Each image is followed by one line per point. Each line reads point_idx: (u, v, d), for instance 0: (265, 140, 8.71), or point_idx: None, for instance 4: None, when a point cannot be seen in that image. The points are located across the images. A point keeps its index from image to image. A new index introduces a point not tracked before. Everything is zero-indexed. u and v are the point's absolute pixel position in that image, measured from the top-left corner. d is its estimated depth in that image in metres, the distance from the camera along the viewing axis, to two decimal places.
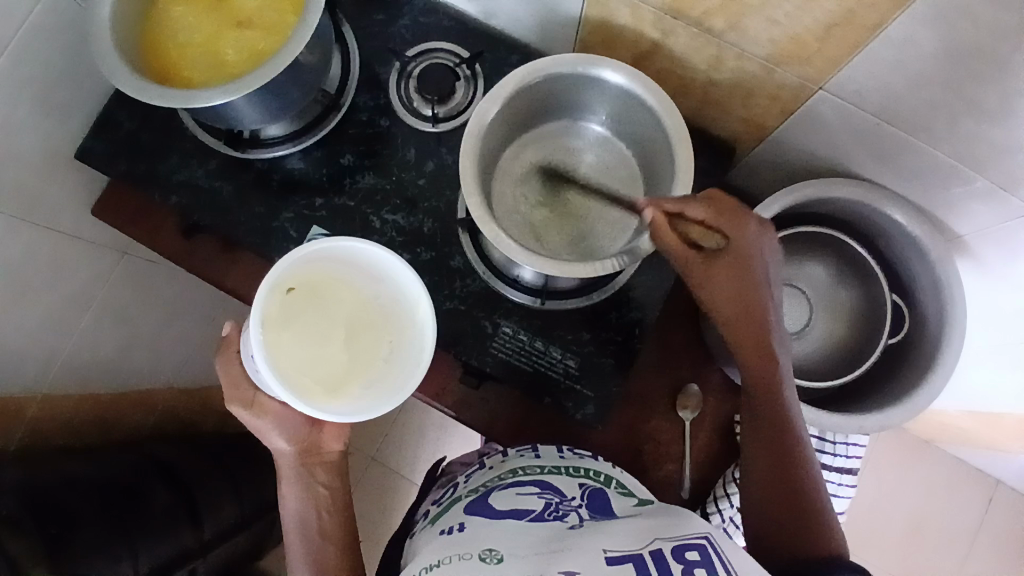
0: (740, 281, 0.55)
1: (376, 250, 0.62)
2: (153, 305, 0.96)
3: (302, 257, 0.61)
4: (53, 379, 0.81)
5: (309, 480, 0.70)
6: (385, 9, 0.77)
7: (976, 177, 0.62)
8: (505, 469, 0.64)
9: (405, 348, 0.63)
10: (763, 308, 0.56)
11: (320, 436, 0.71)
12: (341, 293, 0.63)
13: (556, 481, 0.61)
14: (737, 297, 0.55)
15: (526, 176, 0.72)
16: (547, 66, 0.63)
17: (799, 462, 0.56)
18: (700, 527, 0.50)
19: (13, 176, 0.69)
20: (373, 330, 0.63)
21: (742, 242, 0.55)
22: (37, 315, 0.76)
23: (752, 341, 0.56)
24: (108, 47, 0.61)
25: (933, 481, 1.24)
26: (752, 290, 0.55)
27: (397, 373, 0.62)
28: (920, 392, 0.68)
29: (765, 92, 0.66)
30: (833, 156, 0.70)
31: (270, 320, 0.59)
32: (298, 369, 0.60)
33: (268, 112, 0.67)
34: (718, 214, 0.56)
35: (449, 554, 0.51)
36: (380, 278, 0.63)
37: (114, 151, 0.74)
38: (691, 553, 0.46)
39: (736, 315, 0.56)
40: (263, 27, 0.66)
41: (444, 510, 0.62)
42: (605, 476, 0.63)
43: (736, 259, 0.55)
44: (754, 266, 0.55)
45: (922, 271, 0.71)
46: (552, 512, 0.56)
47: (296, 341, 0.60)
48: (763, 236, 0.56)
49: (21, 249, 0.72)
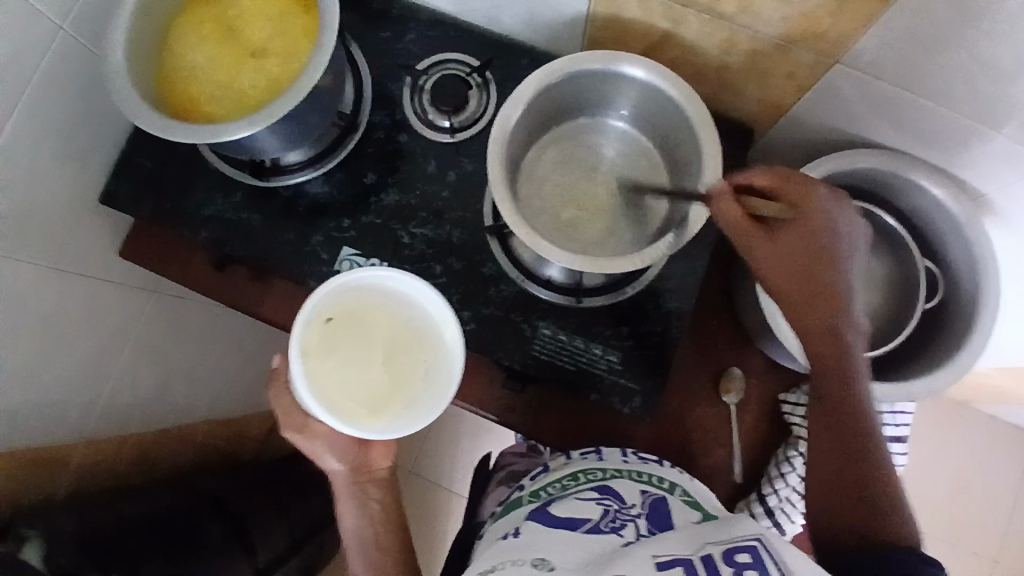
0: (806, 251, 0.53)
1: (403, 276, 0.62)
2: (185, 340, 0.96)
3: (337, 286, 0.62)
4: (92, 423, 0.82)
5: (364, 498, 0.71)
6: (391, 26, 0.78)
7: (995, 135, 0.62)
8: (568, 473, 0.65)
9: (440, 366, 0.63)
10: (829, 282, 0.53)
11: (369, 453, 0.71)
12: (376, 318, 0.63)
13: (619, 487, 0.61)
14: (802, 269, 0.54)
15: (549, 176, 0.73)
16: (566, 66, 0.63)
17: (867, 448, 0.53)
18: (751, 529, 0.49)
19: (41, 228, 0.69)
20: (409, 350, 0.63)
21: (811, 212, 0.53)
22: (72, 363, 0.77)
23: (816, 316, 0.54)
24: (127, 89, 0.61)
25: (973, 439, 1.24)
26: (815, 266, 0.53)
27: (433, 391, 0.62)
28: (962, 353, 0.68)
29: (782, 71, 0.66)
30: (853, 127, 0.71)
31: (309, 349, 0.60)
32: (338, 394, 0.60)
33: (290, 138, 0.68)
34: (782, 183, 0.55)
35: (503, 559, 0.51)
36: (410, 301, 0.64)
37: (137, 191, 0.75)
38: (741, 556, 0.45)
39: (806, 283, 0.54)
40: (279, 55, 0.66)
41: (508, 510, 0.63)
42: (669, 484, 0.62)
43: (805, 229, 0.53)
44: (823, 235, 0.53)
45: (951, 234, 0.72)
46: (609, 522, 0.54)
47: (337, 368, 0.61)
48: (841, 212, 0.54)
49: (54, 297, 0.72)
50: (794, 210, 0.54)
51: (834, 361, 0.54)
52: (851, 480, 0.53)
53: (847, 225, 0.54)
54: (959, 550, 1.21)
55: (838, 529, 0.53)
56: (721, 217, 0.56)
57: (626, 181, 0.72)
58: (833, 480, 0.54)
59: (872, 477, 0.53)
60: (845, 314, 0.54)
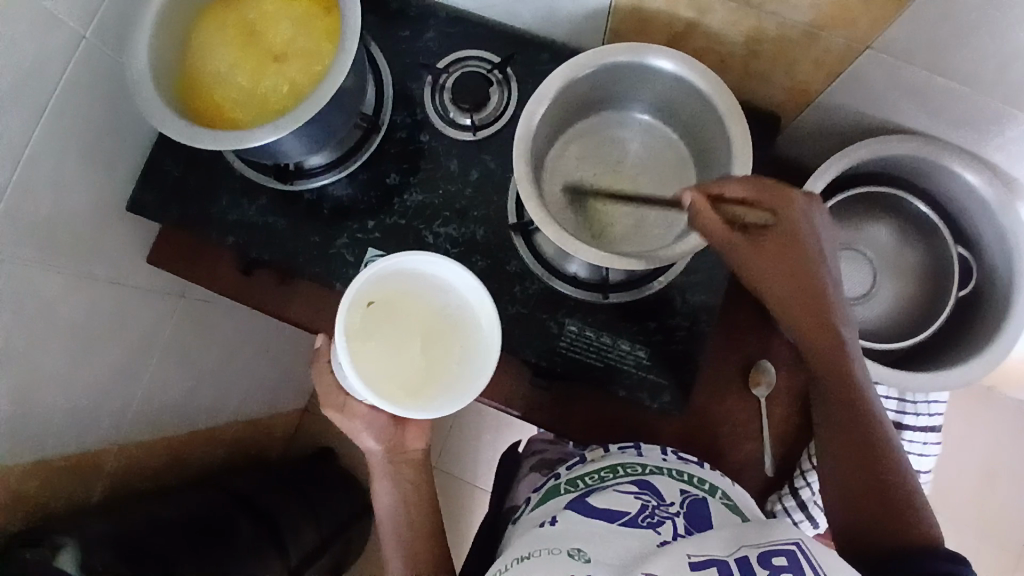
0: (791, 257, 0.54)
1: (438, 261, 0.62)
2: (212, 343, 0.97)
3: (376, 271, 0.62)
4: (124, 427, 0.83)
5: (399, 479, 0.71)
6: (410, 24, 0.77)
7: (1021, 117, 0.61)
8: (606, 466, 0.64)
9: (477, 350, 0.63)
10: (818, 284, 0.54)
11: (404, 435, 0.72)
12: (414, 304, 0.64)
13: (658, 483, 0.60)
14: (792, 275, 0.54)
15: (574, 172, 0.72)
16: (591, 60, 0.63)
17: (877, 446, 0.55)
18: (790, 534, 0.49)
19: (72, 237, 0.70)
20: (447, 335, 0.64)
21: (789, 218, 0.54)
22: (104, 368, 0.78)
23: (812, 319, 0.55)
24: (153, 97, 0.61)
25: (1004, 426, 1.22)
26: (803, 270, 0.54)
27: (471, 374, 0.62)
28: (998, 342, 0.66)
29: (810, 58, 0.65)
30: (883, 114, 0.69)
31: (353, 333, 0.61)
32: (380, 377, 0.61)
33: (314, 142, 0.68)
34: (759, 192, 0.54)
35: (539, 547, 0.52)
36: (445, 286, 0.64)
37: (164, 198, 0.75)
38: (777, 559, 0.46)
39: (798, 291, 0.54)
40: (300, 58, 0.66)
41: (545, 498, 0.62)
42: (710, 485, 0.61)
43: (786, 236, 0.54)
44: (803, 241, 0.54)
45: (984, 221, 0.70)
46: (646, 518, 0.53)
47: (379, 352, 0.61)
48: (812, 210, 0.55)
49: (85, 306, 0.73)
50: (774, 217, 0.54)
51: (835, 365, 0.56)
52: (868, 480, 0.54)
53: (821, 223, 0.55)
54: (989, 538, 1.20)
55: (869, 536, 0.53)
56: (709, 234, 0.55)
57: (652, 176, 0.72)
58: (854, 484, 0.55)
59: (885, 475, 0.54)
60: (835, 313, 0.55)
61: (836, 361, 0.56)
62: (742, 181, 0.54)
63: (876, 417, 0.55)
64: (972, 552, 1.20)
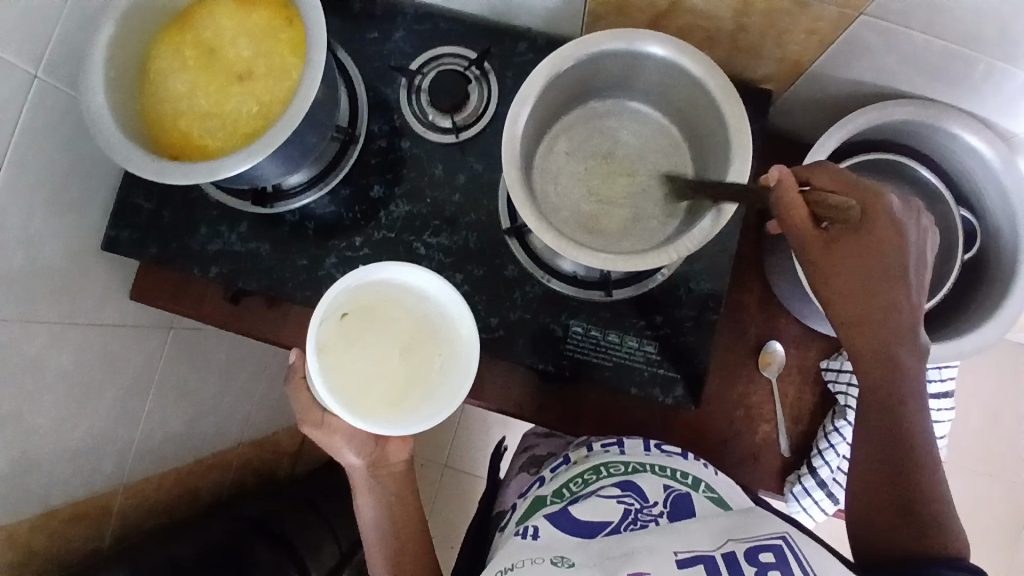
0: (862, 259, 0.53)
1: (418, 272, 0.61)
2: (210, 370, 0.94)
3: (354, 282, 0.61)
4: (130, 468, 0.81)
5: (384, 492, 0.69)
6: (378, 25, 0.74)
7: (1016, 72, 0.59)
8: (588, 466, 0.62)
9: (457, 360, 0.62)
10: (878, 293, 0.54)
11: (386, 447, 0.70)
12: (395, 311, 0.62)
13: (642, 482, 0.58)
14: (858, 277, 0.54)
15: (564, 168, 0.69)
16: (574, 52, 0.59)
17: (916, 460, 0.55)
18: (776, 527, 0.49)
19: (52, 286, 0.67)
20: (426, 344, 0.61)
21: (874, 219, 0.53)
22: (101, 413, 0.75)
23: (865, 328, 0.55)
24: (115, 134, 0.57)
25: (1011, 372, 1.22)
26: (869, 277, 0.54)
27: (451, 385, 0.61)
28: (1007, 305, 0.65)
29: (802, 27, 0.61)
30: (878, 79, 0.67)
31: (327, 345, 0.60)
32: (355, 389, 0.59)
33: (290, 162, 0.64)
34: (847, 187, 0.54)
35: (521, 557, 0.50)
36: (425, 296, 0.62)
37: (141, 234, 0.72)
38: (765, 555, 0.46)
39: (869, 289, 0.54)
40: (267, 75, 0.63)
41: (531, 510, 0.60)
42: (693, 479, 0.59)
43: (867, 235, 0.53)
44: (884, 246, 0.53)
45: (985, 179, 0.69)
46: (630, 524, 0.53)
47: (355, 362, 0.60)
48: (906, 215, 0.54)
49: (74, 354, 0.70)
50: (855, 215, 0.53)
51: (887, 375, 0.55)
52: (900, 487, 0.55)
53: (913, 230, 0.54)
54: (999, 484, 1.21)
55: (878, 538, 0.55)
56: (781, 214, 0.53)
57: (646, 164, 0.69)
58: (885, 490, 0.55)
59: (917, 486, 0.55)
60: (892, 327, 0.55)
61: (887, 373, 0.55)
62: (835, 173, 0.54)
63: (920, 433, 0.56)
64: (983, 496, 1.21)
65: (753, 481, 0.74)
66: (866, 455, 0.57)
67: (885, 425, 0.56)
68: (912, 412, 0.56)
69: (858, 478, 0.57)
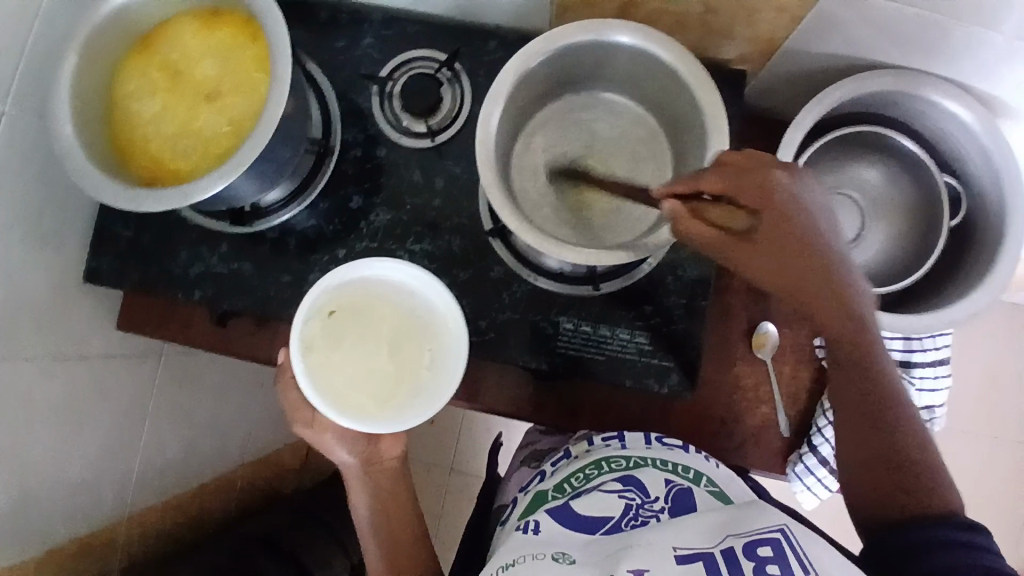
0: (785, 250, 0.48)
1: (402, 268, 0.61)
2: (206, 392, 0.94)
3: (340, 280, 0.61)
4: (132, 497, 0.81)
5: (377, 489, 0.70)
6: (345, 33, 0.73)
7: (991, 35, 0.58)
8: (590, 461, 0.61)
9: (445, 355, 0.62)
10: (821, 273, 0.49)
11: (379, 445, 0.69)
12: (381, 308, 0.62)
13: (643, 476, 0.58)
14: (791, 271, 0.48)
15: (542, 165, 0.69)
16: (543, 47, 0.59)
17: (891, 416, 0.54)
18: (773, 518, 0.49)
19: (36, 322, 0.66)
20: (414, 339, 0.62)
21: (773, 207, 0.47)
22: (98, 446, 0.75)
23: (825, 308, 0.50)
24: (84, 166, 0.56)
25: (1006, 330, 1.22)
26: (805, 264, 0.48)
27: (440, 381, 0.61)
28: (996, 270, 0.65)
29: (771, 5, 0.60)
30: (853, 52, 0.66)
31: (313, 344, 0.60)
32: (342, 388, 0.60)
33: (265, 180, 0.63)
34: (734, 182, 0.48)
35: (522, 553, 0.50)
36: (412, 291, 0.62)
37: (122, 263, 0.71)
38: (762, 549, 0.45)
39: (805, 283, 0.49)
40: (234, 94, 0.62)
41: (532, 506, 0.59)
42: (695, 473, 0.59)
43: (774, 226, 0.47)
44: (798, 227, 0.48)
45: (967, 144, 0.68)
46: (630, 521, 0.53)
47: (343, 361, 0.60)
48: (797, 185, 0.48)
49: (65, 388, 0.69)
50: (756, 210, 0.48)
51: (851, 343, 0.52)
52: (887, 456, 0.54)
53: (812, 200, 0.48)
54: (1002, 444, 1.22)
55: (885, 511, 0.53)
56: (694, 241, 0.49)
57: (625, 156, 0.69)
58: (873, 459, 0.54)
59: (899, 445, 0.54)
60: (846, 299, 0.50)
61: (855, 342, 0.52)
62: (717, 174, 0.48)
63: (889, 388, 0.54)
64: (987, 457, 1.21)
65: (752, 463, 0.74)
66: (843, 429, 0.56)
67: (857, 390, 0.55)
68: (882, 368, 0.54)
69: (845, 457, 0.56)
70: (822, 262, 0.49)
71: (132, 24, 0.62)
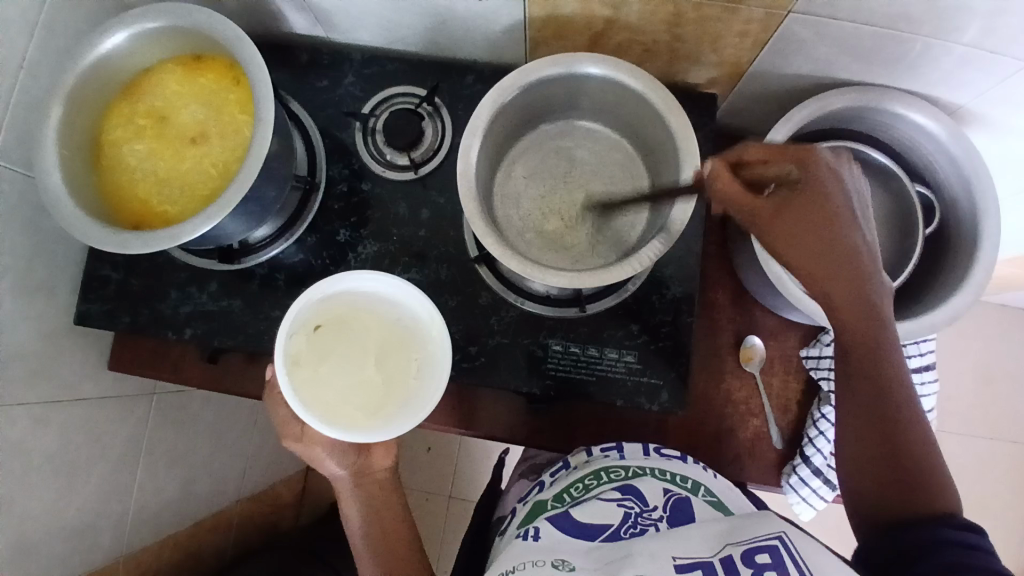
0: (816, 218, 0.50)
1: (384, 280, 0.63)
2: (200, 431, 0.94)
3: (322, 295, 0.63)
4: (126, 539, 0.80)
5: (368, 501, 0.70)
6: (327, 74, 0.75)
7: (948, 48, 0.60)
8: (589, 471, 0.62)
9: (431, 363, 0.63)
10: (841, 249, 0.51)
11: (370, 457, 0.71)
12: (365, 321, 0.64)
13: (641, 485, 0.59)
14: (814, 242, 0.51)
15: (525, 191, 0.70)
16: (517, 80, 0.61)
17: (899, 416, 0.54)
18: (773, 525, 0.49)
19: (27, 368, 0.66)
20: (400, 350, 0.64)
21: (818, 176, 0.50)
22: (93, 488, 0.74)
23: (841, 288, 0.52)
24: (73, 212, 0.57)
25: (992, 331, 1.23)
26: (827, 240, 0.51)
27: (428, 388, 0.62)
28: (972, 274, 0.67)
29: (734, 31, 0.63)
30: (818, 70, 0.68)
31: (299, 358, 0.61)
32: (328, 398, 0.60)
33: (252, 217, 0.65)
34: (778, 151, 0.52)
35: (521, 560, 0.50)
36: (394, 303, 0.64)
37: (112, 306, 0.72)
38: (761, 556, 0.45)
39: (819, 260, 0.52)
40: (219, 136, 0.63)
41: (530, 517, 0.59)
42: (693, 483, 0.60)
43: (813, 193, 0.50)
44: (833, 199, 0.50)
45: (936, 153, 0.70)
46: (629, 528, 0.53)
47: (329, 374, 0.61)
48: (841, 167, 0.52)
49: (58, 432, 0.69)
50: (802, 174, 0.51)
51: (861, 334, 0.53)
52: (898, 451, 0.53)
53: (851, 182, 0.51)
54: (999, 444, 1.22)
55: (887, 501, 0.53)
56: (728, 196, 0.52)
57: (604, 180, 0.71)
58: (881, 453, 0.54)
59: (909, 447, 0.53)
60: (863, 286, 0.52)
61: (866, 332, 0.53)
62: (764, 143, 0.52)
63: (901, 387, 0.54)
64: (985, 458, 1.22)
65: (751, 477, 0.74)
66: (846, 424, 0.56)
67: (865, 388, 0.55)
68: (896, 367, 0.54)
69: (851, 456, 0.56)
70: (848, 240, 0.51)
71: (116, 72, 0.63)
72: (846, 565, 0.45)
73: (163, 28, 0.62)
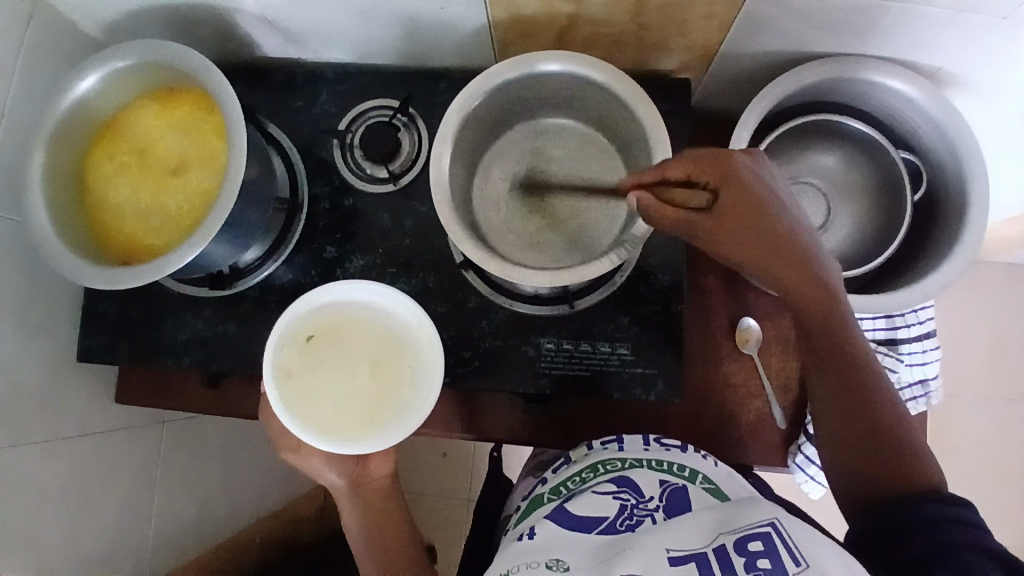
0: (750, 211, 0.52)
1: (373, 291, 0.64)
2: (212, 454, 0.95)
3: (311, 308, 0.64)
4: (149, 565, 0.82)
5: (367, 508, 0.72)
6: (302, 93, 0.76)
7: (917, 12, 0.59)
8: (587, 465, 0.62)
9: (425, 370, 0.64)
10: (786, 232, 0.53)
11: (367, 466, 0.73)
12: (356, 329, 0.64)
13: (636, 476, 0.59)
14: (756, 232, 0.52)
15: (505, 194, 0.71)
16: (483, 84, 0.61)
17: (867, 398, 0.55)
18: (766, 513, 0.49)
19: (34, 405, 0.68)
20: (394, 358, 0.64)
21: (736, 177, 0.53)
22: (111, 518, 0.76)
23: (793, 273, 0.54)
24: (63, 254, 0.59)
25: (1000, 290, 1.21)
26: (768, 231, 0.53)
27: (421, 398, 0.63)
28: (964, 238, 0.66)
29: (698, 14, 0.62)
30: (789, 45, 0.67)
31: (290, 369, 0.63)
32: (320, 409, 0.62)
33: (237, 241, 0.65)
34: (696, 166, 0.54)
35: (516, 562, 0.51)
36: (384, 310, 0.65)
37: (112, 339, 0.73)
38: (753, 544, 0.45)
39: (766, 249, 0.53)
40: (197, 165, 0.64)
41: (528, 512, 0.60)
42: (690, 471, 0.59)
43: (734, 193, 0.52)
44: (757, 190, 0.53)
45: (918, 118, 0.69)
46: (624, 521, 0.54)
47: (323, 385, 0.62)
48: (758, 164, 0.55)
49: (71, 464, 0.71)
50: (717, 180, 0.53)
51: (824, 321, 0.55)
52: (862, 432, 0.54)
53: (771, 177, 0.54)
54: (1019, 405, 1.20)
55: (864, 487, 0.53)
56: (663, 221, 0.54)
57: (581, 175, 0.70)
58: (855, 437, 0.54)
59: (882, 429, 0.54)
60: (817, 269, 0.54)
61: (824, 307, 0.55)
62: (679, 161, 0.54)
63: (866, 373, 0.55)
64: (1006, 420, 1.20)
65: (756, 458, 0.73)
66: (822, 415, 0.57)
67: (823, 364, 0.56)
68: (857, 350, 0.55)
69: (824, 442, 0.57)
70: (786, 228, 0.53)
71: (94, 112, 0.65)
72: (841, 548, 0.45)
73: (134, 65, 0.63)
